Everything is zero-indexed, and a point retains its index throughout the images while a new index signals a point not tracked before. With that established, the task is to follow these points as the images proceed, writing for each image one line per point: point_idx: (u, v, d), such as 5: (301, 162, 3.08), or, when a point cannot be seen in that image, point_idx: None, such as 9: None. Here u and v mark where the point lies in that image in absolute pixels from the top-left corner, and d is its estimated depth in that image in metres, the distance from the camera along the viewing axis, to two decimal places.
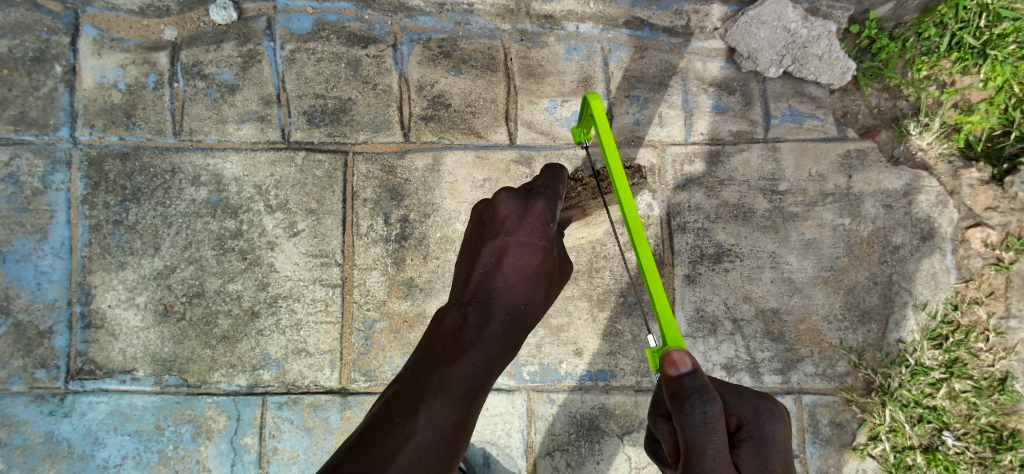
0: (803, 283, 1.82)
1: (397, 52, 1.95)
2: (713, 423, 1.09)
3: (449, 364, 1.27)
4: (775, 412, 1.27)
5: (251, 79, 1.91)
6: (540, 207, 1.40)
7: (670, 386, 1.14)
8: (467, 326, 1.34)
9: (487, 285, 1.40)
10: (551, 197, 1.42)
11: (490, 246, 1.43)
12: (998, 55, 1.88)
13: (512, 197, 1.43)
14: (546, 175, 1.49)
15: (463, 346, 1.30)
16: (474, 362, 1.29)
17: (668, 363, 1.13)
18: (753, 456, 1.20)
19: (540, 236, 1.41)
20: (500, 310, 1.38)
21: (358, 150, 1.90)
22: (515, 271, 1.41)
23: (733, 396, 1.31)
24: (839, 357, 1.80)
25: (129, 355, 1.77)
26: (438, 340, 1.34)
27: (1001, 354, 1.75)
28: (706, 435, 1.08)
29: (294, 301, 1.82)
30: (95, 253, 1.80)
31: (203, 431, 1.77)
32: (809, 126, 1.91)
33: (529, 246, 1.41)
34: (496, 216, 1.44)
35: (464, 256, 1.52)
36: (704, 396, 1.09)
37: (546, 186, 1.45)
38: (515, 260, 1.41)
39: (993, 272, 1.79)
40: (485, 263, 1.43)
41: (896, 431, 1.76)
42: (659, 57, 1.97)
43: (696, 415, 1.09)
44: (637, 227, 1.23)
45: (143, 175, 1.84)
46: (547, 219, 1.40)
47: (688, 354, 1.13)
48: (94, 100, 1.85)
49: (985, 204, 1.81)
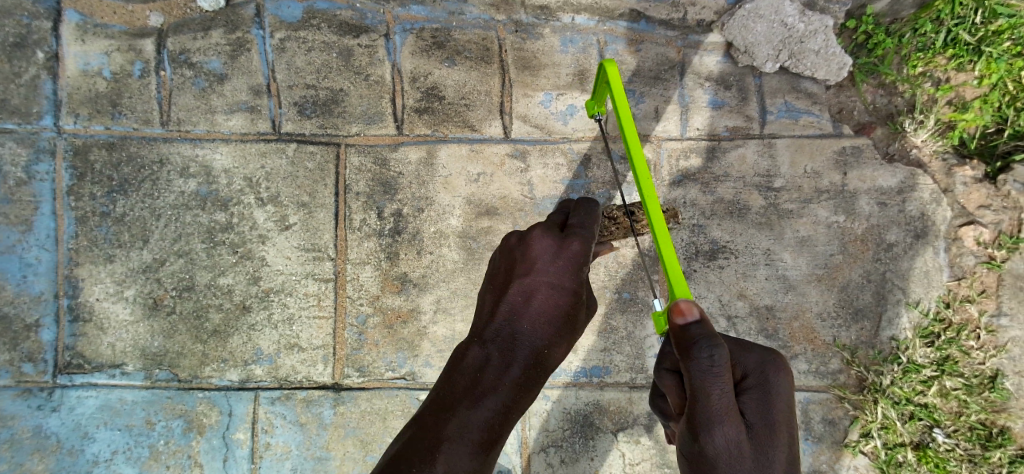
0: (797, 280, 1.83)
1: (389, 41, 1.91)
2: (719, 368, 1.14)
3: (469, 408, 1.29)
4: (779, 366, 1.32)
5: (240, 68, 1.86)
6: (574, 249, 1.40)
7: (678, 334, 1.17)
8: (490, 367, 1.35)
9: (512, 324, 1.41)
10: (587, 237, 1.41)
11: (518, 283, 1.43)
12: (993, 52, 1.87)
13: (547, 235, 1.43)
14: (581, 210, 1.46)
15: (483, 392, 1.32)
16: (493, 408, 1.31)
17: (675, 312, 1.16)
18: (755, 405, 1.26)
19: (569, 279, 1.42)
20: (524, 354, 1.38)
21: (351, 142, 1.87)
22: (542, 313, 1.41)
23: (738, 348, 1.36)
24: (831, 353, 1.82)
25: (118, 349, 1.75)
26: (460, 379, 1.35)
27: (992, 351, 1.77)
28: (713, 379, 1.14)
29: (286, 296, 1.80)
30: (82, 245, 1.77)
31: (195, 426, 1.76)
32: (806, 122, 1.90)
33: (558, 288, 1.42)
34: (528, 253, 1.44)
35: (489, 287, 1.51)
36: (711, 341, 1.14)
37: (581, 223, 1.43)
38: (542, 301, 1.42)
39: (984, 271, 1.80)
40: (512, 300, 1.43)
41: (887, 428, 1.79)
42: (655, 49, 1.94)
43: (703, 360, 1.13)
44: (644, 174, 1.25)
45: (130, 165, 1.81)
46: (579, 262, 1.41)
47: (694, 303, 1.16)
48: (78, 88, 1.80)
49: (978, 202, 1.82)
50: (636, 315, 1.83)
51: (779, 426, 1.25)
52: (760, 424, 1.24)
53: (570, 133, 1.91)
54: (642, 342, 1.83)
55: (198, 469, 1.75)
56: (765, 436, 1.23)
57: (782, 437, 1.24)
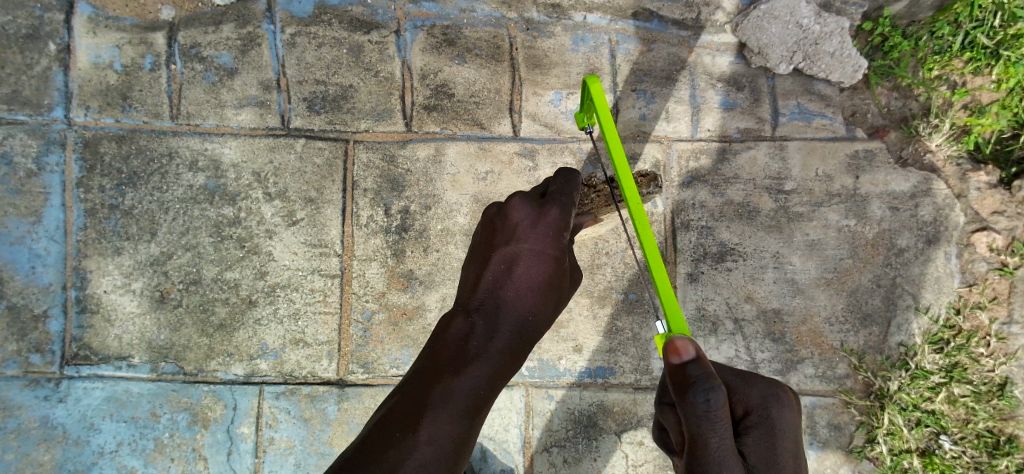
0: (806, 285, 1.81)
1: (400, 38, 1.91)
2: (717, 411, 1.10)
3: (454, 376, 1.29)
4: (782, 400, 1.30)
5: (251, 63, 1.86)
6: (553, 215, 1.41)
7: (674, 374, 1.13)
8: (474, 336, 1.37)
9: (497, 293, 1.42)
10: (565, 204, 1.41)
11: (500, 253, 1.44)
12: (1011, 56, 1.85)
13: (525, 204, 1.43)
14: (560, 178, 1.45)
15: (468, 360, 1.32)
16: (479, 375, 1.31)
17: (671, 351, 1.14)
18: (758, 445, 1.24)
19: (550, 244, 1.42)
20: (509, 322, 1.40)
21: (359, 138, 1.87)
22: (526, 281, 1.43)
23: (739, 381, 1.34)
24: (839, 359, 1.80)
25: (125, 341, 1.76)
26: (444, 351, 1.36)
27: (1002, 359, 1.76)
28: (710, 422, 1.11)
29: (292, 291, 1.80)
30: (91, 237, 1.77)
31: (199, 419, 1.76)
32: (818, 125, 1.89)
33: (540, 255, 1.42)
34: (507, 222, 1.45)
35: (473, 259, 1.52)
36: (708, 384, 1.10)
37: (560, 191, 1.43)
38: (524, 269, 1.42)
39: (996, 277, 1.78)
40: (496, 270, 1.44)
41: (893, 434, 1.77)
42: (667, 49, 1.93)
43: (699, 404, 1.09)
44: (636, 206, 1.22)
45: (139, 158, 1.81)
46: (559, 229, 1.41)
47: (691, 342, 1.14)
48: (89, 80, 1.81)
49: (992, 208, 1.80)
50: (642, 317, 1.81)
51: (782, 467, 1.22)
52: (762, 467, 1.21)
53: (580, 132, 1.90)
54: (648, 344, 1.81)
55: (202, 463, 1.75)
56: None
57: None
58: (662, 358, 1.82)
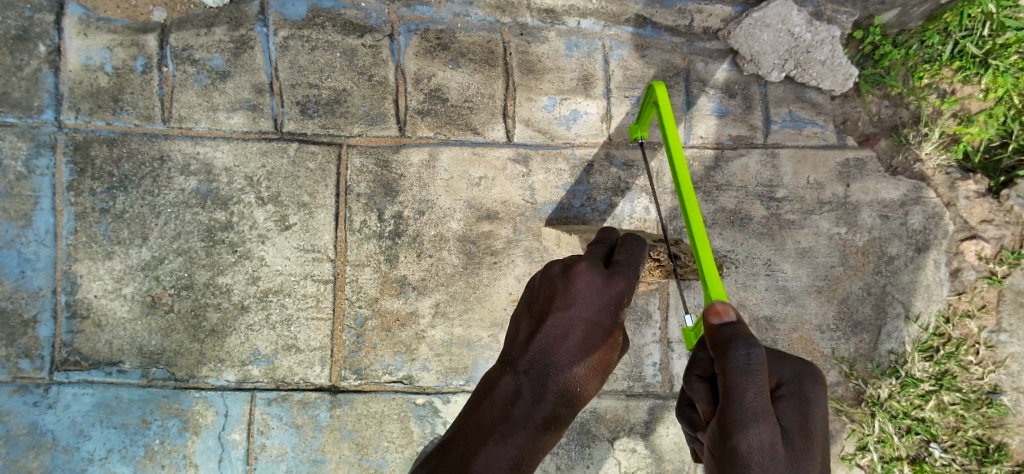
0: (797, 291, 1.82)
1: (393, 42, 1.90)
2: (757, 366, 1.09)
3: (497, 444, 1.29)
4: (817, 377, 1.26)
5: (244, 66, 1.85)
6: (619, 289, 1.38)
7: (713, 334, 1.14)
8: (520, 402, 1.34)
9: (547, 357, 1.38)
10: (632, 280, 1.38)
11: (555, 317, 1.40)
12: (1000, 66, 1.88)
13: (593, 273, 1.39)
14: (628, 248, 1.43)
15: (512, 428, 1.31)
16: (521, 445, 1.31)
17: (711, 313, 1.15)
18: (792, 413, 1.20)
19: (608, 316, 1.41)
20: (556, 389, 1.37)
21: (353, 143, 1.86)
22: (578, 348, 1.40)
23: (773, 356, 1.29)
24: (829, 365, 1.82)
25: (115, 346, 1.75)
26: (489, 413, 1.34)
27: (990, 367, 1.78)
28: (749, 377, 1.09)
29: (284, 297, 1.80)
30: (81, 241, 1.76)
31: (190, 426, 1.76)
32: (810, 133, 1.90)
33: (595, 325, 1.41)
34: (569, 288, 1.40)
35: (523, 315, 1.49)
36: (749, 340, 1.09)
37: (626, 262, 1.40)
38: (579, 337, 1.40)
39: (985, 286, 1.80)
40: (548, 333, 1.40)
41: (884, 442, 1.80)
42: (660, 56, 1.94)
43: (740, 358, 1.08)
44: (682, 169, 1.33)
45: (131, 162, 1.80)
46: (620, 303, 1.40)
47: (731, 307, 1.15)
48: (80, 83, 1.79)
49: (980, 217, 1.82)
50: (635, 322, 1.83)
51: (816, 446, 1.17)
52: (798, 430, 1.18)
53: (574, 138, 1.91)
54: (640, 350, 1.83)
55: (193, 469, 1.75)
56: (801, 443, 1.15)
57: (817, 446, 1.18)
58: (654, 364, 1.83)
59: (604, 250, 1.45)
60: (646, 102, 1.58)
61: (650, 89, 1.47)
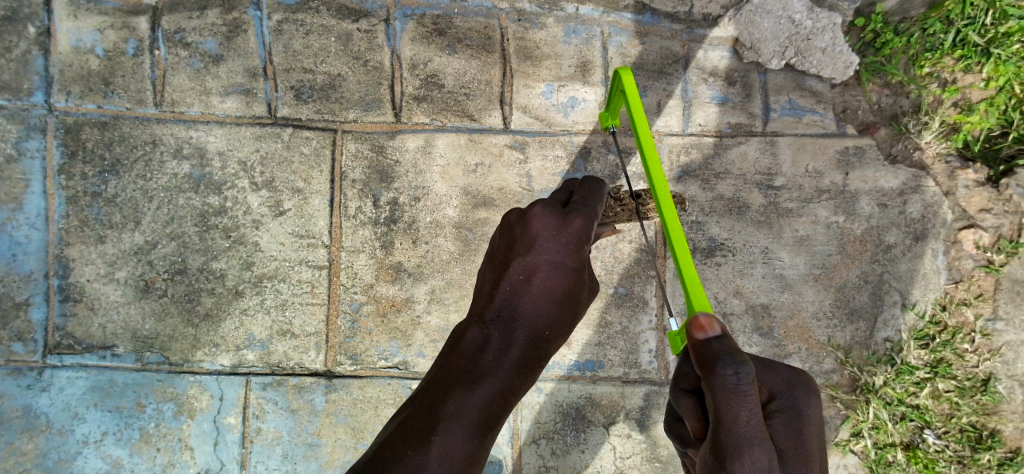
0: (794, 280, 1.82)
1: (389, 27, 1.88)
2: (746, 387, 1.04)
3: (466, 390, 1.28)
4: (810, 386, 1.25)
5: (236, 50, 1.83)
6: (576, 227, 1.37)
7: (698, 352, 1.08)
8: (488, 350, 1.34)
9: (512, 303, 1.38)
10: (588, 214, 1.37)
11: (517, 263, 1.40)
12: (1002, 54, 1.86)
13: (547, 214, 1.38)
14: (585, 188, 1.42)
15: (482, 374, 1.30)
16: (491, 389, 1.30)
17: (694, 327, 1.08)
18: (784, 430, 1.18)
19: (569, 256, 1.39)
20: (524, 335, 1.36)
21: (348, 128, 1.84)
22: (544, 291, 1.39)
23: (763, 367, 1.28)
24: (826, 354, 1.81)
25: (109, 331, 1.73)
26: (458, 362, 1.34)
27: (985, 355, 1.78)
28: (739, 398, 1.04)
29: (279, 282, 1.78)
30: (73, 225, 1.74)
31: (186, 409, 1.74)
32: (809, 121, 1.89)
33: (559, 267, 1.39)
34: (527, 230, 1.40)
35: (488, 268, 1.48)
36: (737, 358, 1.03)
37: (583, 201, 1.40)
38: (543, 279, 1.39)
39: (982, 274, 1.80)
40: (512, 279, 1.40)
41: (878, 428, 1.80)
42: (660, 43, 1.91)
43: (728, 378, 1.03)
44: (651, 150, 1.27)
45: (123, 146, 1.77)
46: (580, 240, 1.38)
47: (715, 318, 1.07)
48: (70, 65, 1.77)
49: (978, 206, 1.82)
50: (632, 310, 1.82)
51: (812, 459, 1.16)
52: (792, 450, 1.16)
53: (571, 125, 1.89)
54: (636, 337, 1.82)
55: (189, 453, 1.74)
56: (796, 464, 1.14)
57: (813, 460, 1.16)
58: (650, 352, 1.82)
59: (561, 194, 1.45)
60: (614, 89, 1.56)
61: (617, 78, 1.45)
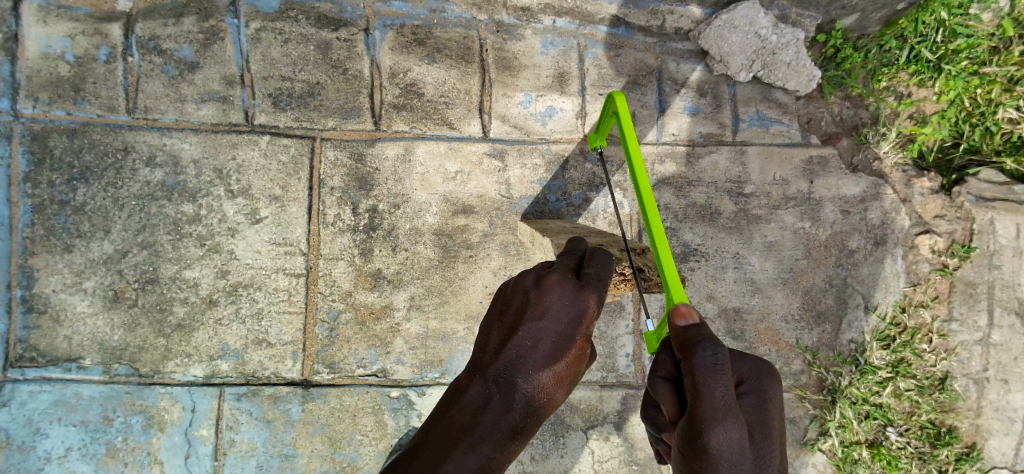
0: (764, 284, 1.88)
1: (369, 36, 1.89)
2: (722, 365, 1.08)
3: (464, 454, 1.25)
4: (776, 375, 1.29)
5: (213, 57, 1.82)
6: (590, 301, 1.40)
7: (678, 337, 1.14)
8: (489, 410, 1.33)
9: (516, 368, 1.39)
10: (603, 291, 1.40)
11: (526, 328, 1.41)
12: (952, 70, 1.97)
13: (564, 283, 1.40)
14: (597, 260, 1.43)
15: (481, 437, 1.29)
16: (488, 455, 1.28)
17: (675, 315, 1.14)
18: (751, 412, 1.22)
19: (578, 329, 1.42)
20: (524, 401, 1.37)
21: (327, 136, 1.84)
22: (549, 359, 1.41)
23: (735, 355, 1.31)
24: (794, 355, 1.88)
25: (75, 342, 1.68)
26: (456, 420, 1.32)
27: (943, 354, 1.88)
28: (715, 375, 1.08)
29: (255, 291, 1.77)
30: (38, 234, 1.69)
31: (156, 422, 1.70)
32: (775, 131, 1.97)
33: (567, 337, 1.42)
34: (542, 298, 1.41)
35: (494, 325, 1.48)
36: (714, 339, 1.09)
37: (598, 274, 1.41)
38: (549, 348, 1.41)
39: (938, 277, 1.90)
40: (519, 344, 1.40)
41: (844, 427, 1.87)
42: (634, 55, 1.98)
43: (706, 357, 1.08)
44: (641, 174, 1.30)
45: (92, 153, 1.74)
46: (591, 314, 1.42)
47: (694, 308, 1.15)
48: (38, 71, 1.72)
49: (934, 212, 1.91)
50: (610, 315, 1.86)
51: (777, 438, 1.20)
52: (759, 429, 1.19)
53: (549, 134, 1.94)
54: (614, 342, 1.85)
55: (159, 467, 1.69)
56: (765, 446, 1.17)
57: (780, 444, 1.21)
58: (627, 356, 1.86)
59: (575, 262, 1.46)
60: (603, 109, 1.59)
61: (609, 99, 1.50)
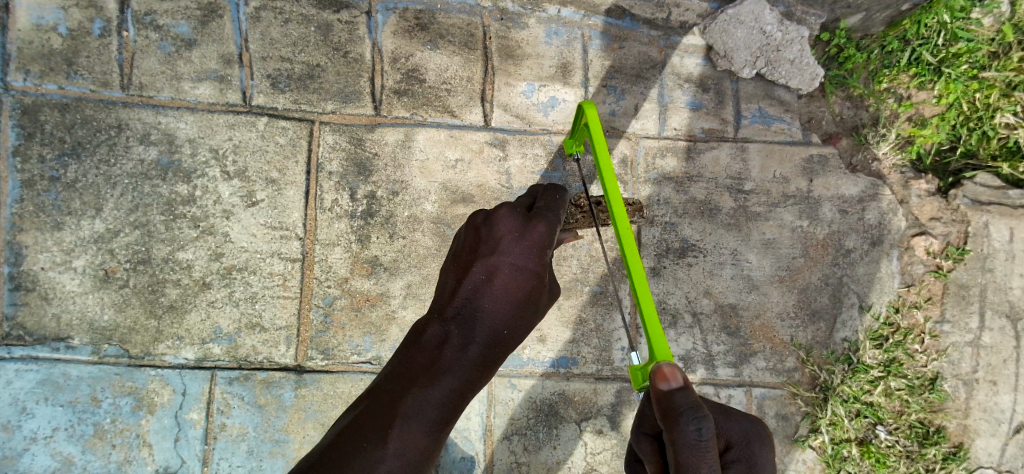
0: (760, 281, 1.89)
1: (371, 19, 1.86)
2: (706, 442, 1.11)
3: (424, 388, 1.30)
4: (763, 440, 1.34)
5: (211, 35, 1.78)
6: (540, 231, 1.40)
7: (662, 401, 1.16)
8: (448, 346, 1.36)
9: (473, 302, 1.40)
10: (553, 221, 1.41)
11: (479, 263, 1.42)
12: (951, 74, 1.98)
13: (512, 216, 1.41)
14: (548, 196, 1.46)
15: (441, 371, 1.33)
16: (449, 388, 1.32)
17: (659, 377, 1.16)
18: None
19: (532, 260, 1.41)
20: (484, 333, 1.39)
21: (326, 120, 1.81)
22: (505, 292, 1.40)
23: (723, 416, 1.36)
24: (789, 352, 1.89)
25: (64, 321, 1.65)
26: (416, 358, 1.36)
27: (934, 355, 1.89)
28: (699, 453, 1.10)
29: (249, 275, 1.74)
30: (27, 210, 1.65)
31: (145, 404, 1.68)
32: (777, 129, 1.97)
33: (521, 269, 1.41)
34: (492, 232, 1.42)
35: (450, 267, 1.49)
36: (697, 412, 1.12)
37: (547, 206, 1.43)
38: (505, 280, 1.41)
39: (932, 279, 1.91)
40: (474, 279, 1.41)
41: (835, 424, 1.88)
42: (638, 48, 1.97)
43: (690, 432, 1.10)
44: (614, 189, 1.32)
45: (84, 129, 1.70)
46: (543, 244, 1.41)
47: (678, 370, 1.17)
48: (30, 43, 1.68)
49: (929, 214, 1.93)
50: (606, 308, 1.86)
51: None
52: None
53: (551, 125, 1.92)
54: (610, 335, 1.86)
55: (147, 449, 1.67)
56: None
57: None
58: (623, 349, 1.86)
59: (527, 199, 1.47)
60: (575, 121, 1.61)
61: (580, 111, 1.49)
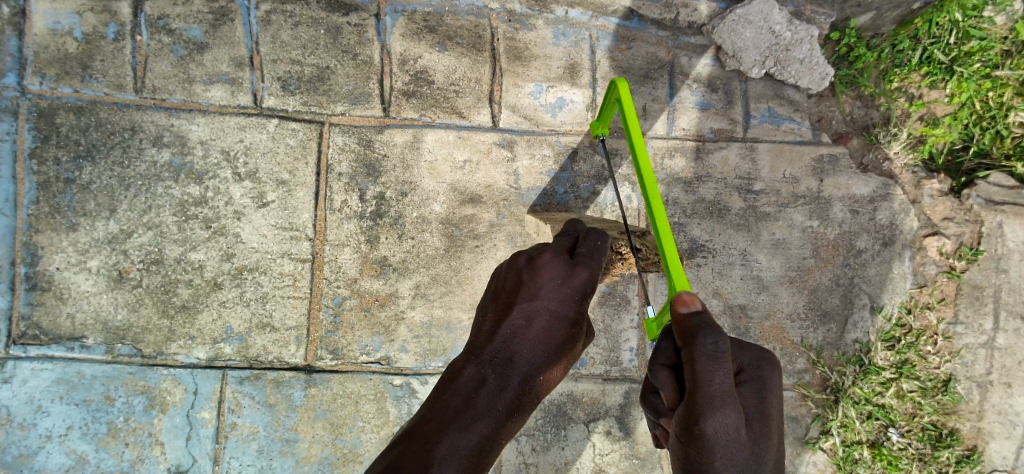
0: (770, 282, 1.88)
1: (380, 22, 1.88)
2: (722, 353, 1.11)
3: (461, 430, 1.25)
4: (774, 364, 1.30)
5: (222, 38, 1.80)
6: (581, 278, 1.45)
7: (681, 324, 1.16)
8: (485, 388, 1.34)
9: (511, 346, 1.41)
10: (594, 269, 1.46)
11: (520, 307, 1.44)
12: (964, 73, 1.97)
13: (555, 262, 1.46)
14: (589, 241, 1.49)
15: (478, 413, 1.29)
16: (485, 431, 1.27)
17: (678, 303, 1.17)
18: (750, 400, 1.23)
19: (570, 308, 1.46)
20: (520, 377, 1.38)
21: (335, 121, 1.83)
22: (543, 338, 1.43)
23: (734, 343, 1.32)
24: (799, 354, 1.88)
25: (79, 321, 1.67)
26: (453, 398, 1.33)
27: (947, 356, 1.87)
28: (715, 364, 1.10)
29: (260, 275, 1.76)
30: (43, 211, 1.68)
31: (157, 403, 1.70)
32: (786, 129, 1.96)
33: (560, 316, 1.45)
34: (534, 277, 1.46)
35: (488, 309, 1.51)
36: (715, 328, 1.12)
37: (588, 254, 1.48)
38: (543, 326, 1.44)
39: (945, 280, 1.89)
40: (513, 323, 1.43)
41: (846, 426, 1.87)
42: (646, 48, 1.97)
43: (708, 345, 1.10)
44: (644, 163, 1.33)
45: (99, 131, 1.73)
46: (582, 293, 1.47)
47: (696, 297, 1.18)
48: (46, 47, 1.71)
49: (942, 214, 1.91)
50: (615, 309, 1.85)
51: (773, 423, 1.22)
52: (757, 416, 1.21)
53: (559, 125, 1.93)
54: (618, 335, 1.85)
55: (159, 448, 1.69)
56: (761, 430, 1.19)
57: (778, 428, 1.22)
58: (631, 350, 1.86)
59: (567, 243, 1.52)
60: (609, 96, 1.61)
61: (612, 87, 1.50)
